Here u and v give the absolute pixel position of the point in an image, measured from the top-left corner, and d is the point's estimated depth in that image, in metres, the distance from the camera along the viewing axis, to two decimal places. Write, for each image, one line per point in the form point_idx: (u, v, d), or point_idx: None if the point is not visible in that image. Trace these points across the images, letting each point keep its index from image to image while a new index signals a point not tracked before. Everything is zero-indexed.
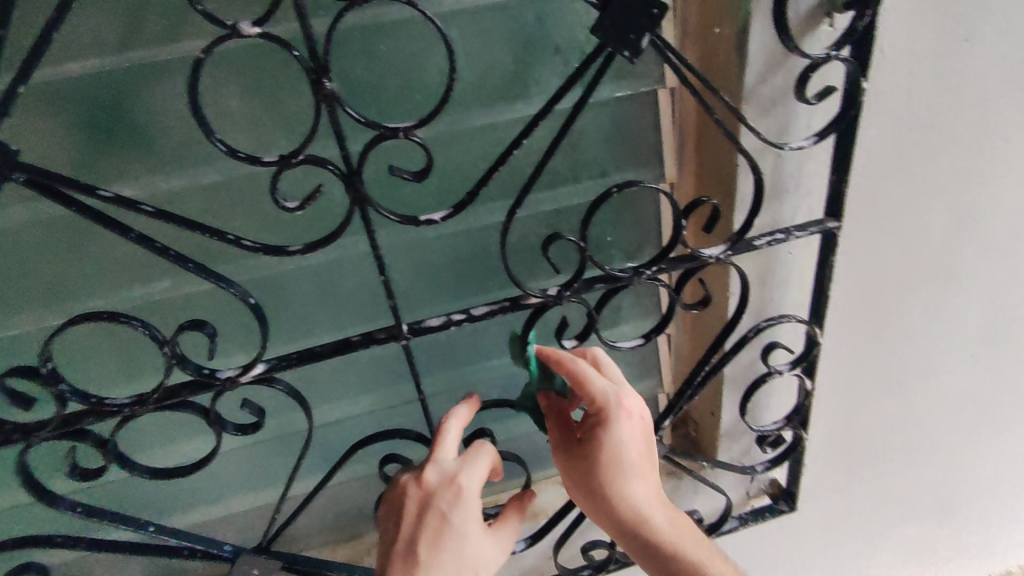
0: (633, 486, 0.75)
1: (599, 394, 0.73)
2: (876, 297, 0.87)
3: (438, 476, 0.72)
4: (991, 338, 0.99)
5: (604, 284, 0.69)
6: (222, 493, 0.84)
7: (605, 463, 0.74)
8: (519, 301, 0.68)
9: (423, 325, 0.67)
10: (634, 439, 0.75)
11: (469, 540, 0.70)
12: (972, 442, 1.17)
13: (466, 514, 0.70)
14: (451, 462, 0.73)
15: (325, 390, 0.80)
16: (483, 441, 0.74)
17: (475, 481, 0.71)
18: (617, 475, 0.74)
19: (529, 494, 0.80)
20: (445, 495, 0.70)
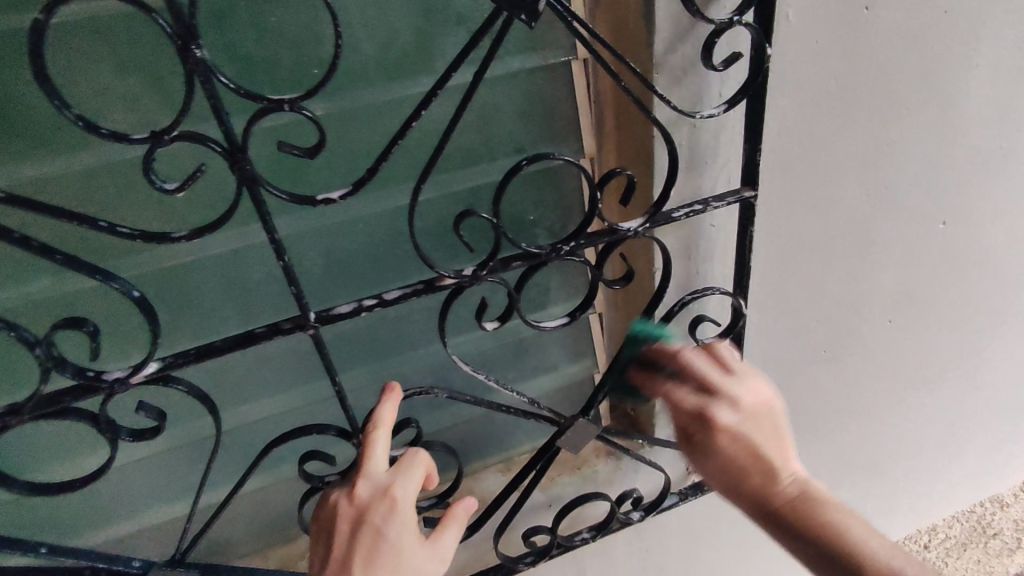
0: (750, 475, 0.73)
1: (687, 406, 0.76)
2: (797, 267, 0.89)
3: (369, 490, 0.68)
4: (905, 303, 1.04)
5: (522, 262, 0.68)
6: (130, 507, 0.78)
7: (716, 460, 0.75)
8: (434, 283, 0.65)
9: (332, 312, 0.64)
10: (734, 437, 0.74)
11: (408, 552, 0.66)
12: (896, 404, 1.23)
13: (402, 525, 0.67)
14: (383, 474, 0.70)
15: (238, 390, 0.75)
16: (416, 448, 0.72)
17: (410, 491, 0.68)
18: (731, 468, 0.74)
19: (471, 500, 0.76)
20: (378, 508, 0.67)
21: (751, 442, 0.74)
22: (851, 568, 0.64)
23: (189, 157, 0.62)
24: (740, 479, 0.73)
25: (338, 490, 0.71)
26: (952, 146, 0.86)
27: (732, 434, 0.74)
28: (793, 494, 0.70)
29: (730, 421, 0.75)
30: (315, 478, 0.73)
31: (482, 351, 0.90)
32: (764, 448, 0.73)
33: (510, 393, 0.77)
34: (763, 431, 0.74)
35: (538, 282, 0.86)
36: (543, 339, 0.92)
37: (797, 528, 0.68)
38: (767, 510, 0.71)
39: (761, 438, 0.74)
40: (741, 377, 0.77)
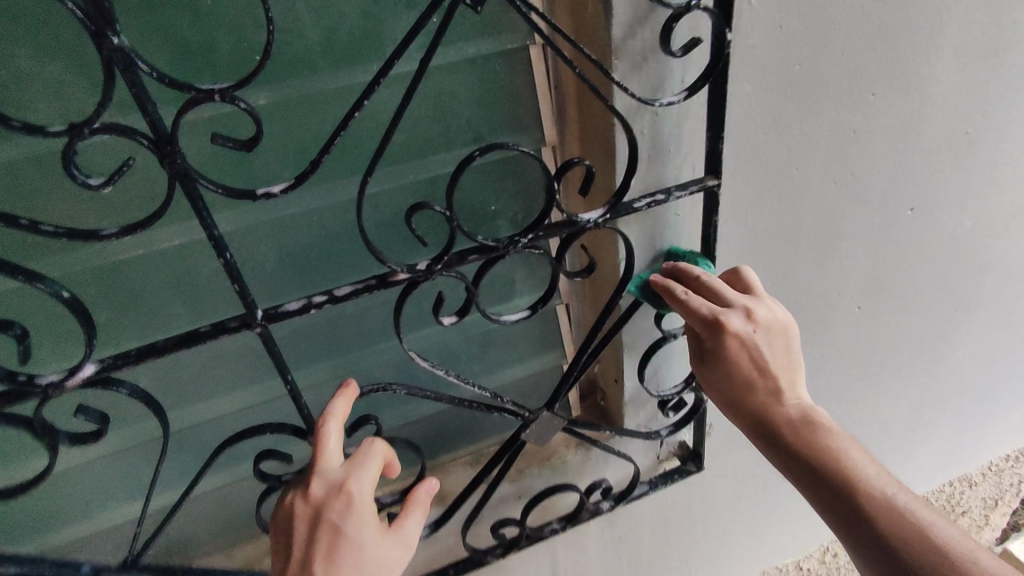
0: (755, 390, 0.75)
1: (702, 318, 0.70)
2: (765, 256, 0.88)
3: (324, 487, 0.66)
4: (874, 290, 1.04)
5: (478, 256, 0.66)
6: (82, 510, 0.76)
7: (727, 379, 0.75)
8: (387, 279, 0.64)
9: (279, 309, 0.61)
10: (747, 356, 0.73)
11: (368, 547, 0.64)
12: (867, 390, 1.24)
13: (361, 521, 0.64)
14: (337, 470, 0.67)
15: (190, 388, 0.73)
16: (371, 439, 0.69)
17: (367, 484, 0.66)
18: (736, 390, 0.76)
19: (432, 482, 0.74)
20: (335, 505, 0.64)
21: (764, 360, 0.73)
22: (837, 487, 0.69)
23: (115, 151, 0.60)
24: (748, 396, 0.75)
25: (293, 488, 0.68)
26: (919, 133, 0.86)
27: (745, 353, 0.73)
28: (795, 415, 0.75)
29: (742, 331, 0.72)
30: (272, 477, 0.71)
31: (446, 344, 0.89)
32: (772, 368, 0.74)
33: (471, 388, 0.75)
34: (772, 348, 0.74)
35: (502, 273, 0.85)
36: (509, 331, 0.91)
37: (795, 451, 0.73)
38: (766, 426, 0.75)
39: (772, 357, 0.74)
40: (760, 297, 0.75)
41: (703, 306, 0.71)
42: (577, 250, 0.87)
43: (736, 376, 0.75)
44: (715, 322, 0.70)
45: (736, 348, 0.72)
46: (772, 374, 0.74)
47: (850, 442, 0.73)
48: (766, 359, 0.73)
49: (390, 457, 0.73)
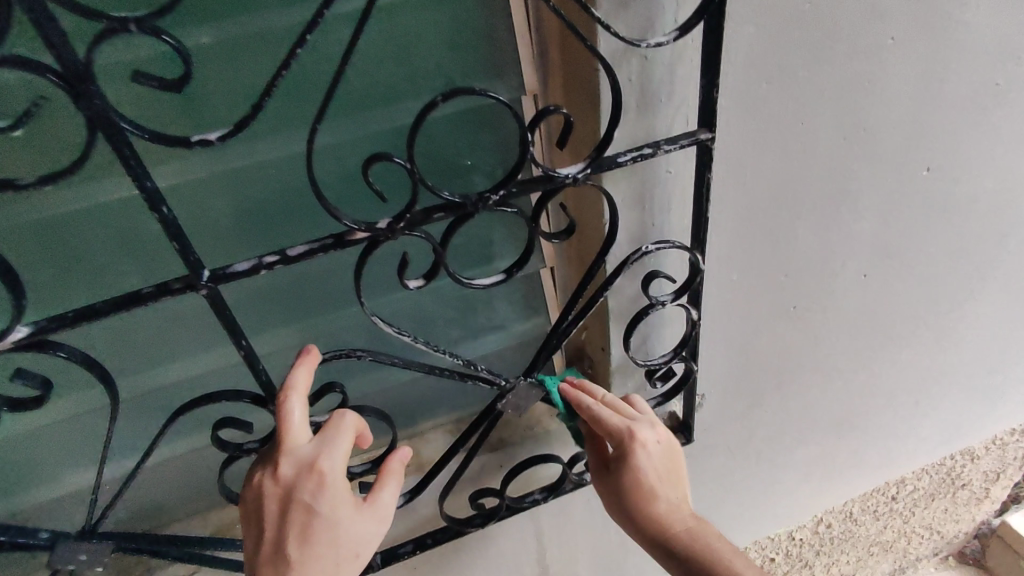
0: (655, 504, 0.77)
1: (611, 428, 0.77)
2: (764, 219, 0.83)
3: (295, 467, 0.63)
4: (882, 256, 0.98)
5: (445, 213, 0.61)
6: (50, 468, 0.75)
7: (626, 489, 0.78)
8: (345, 238, 0.59)
9: (227, 270, 0.57)
10: (647, 465, 0.77)
11: (343, 524, 0.62)
12: (869, 361, 1.19)
13: (334, 500, 0.62)
14: (307, 447, 0.64)
15: (149, 350, 0.70)
16: (342, 412, 0.66)
17: (338, 461, 0.63)
18: (636, 505, 0.78)
19: (407, 450, 0.70)
20: (306, 485, 0.62)
21: (659, 472, 0.78)
22: None
23: (24, 90, 0.55)
24: (645, 510, 0.77)
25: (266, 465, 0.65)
26: (939, 83, 0.78)
27: (648, 462, 0.77)
28: (684, 530, 0.77)
29: (646, 441, 0.77)
30: (231, 445, 0.68)
31: (423, 308, 0.85)
32: (668, 483, 0.78)
33: (444, 355, 0.71)
34: (665, 463, 0.78)
35: (481, 233, 0.80)
36: (489, 295, 0.87)
37: (687, 559, 0.75)
38: (664, 541, 0.77)
39: (668, 471, 0.79)
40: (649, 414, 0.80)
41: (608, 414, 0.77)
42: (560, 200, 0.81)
43: (638, 488, 0.77)
44: (624, 430, 0.76)
45: (639, 456, 0.77)
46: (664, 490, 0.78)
47: (735, 552, 0.75)
48: (661, 470, 0.78)
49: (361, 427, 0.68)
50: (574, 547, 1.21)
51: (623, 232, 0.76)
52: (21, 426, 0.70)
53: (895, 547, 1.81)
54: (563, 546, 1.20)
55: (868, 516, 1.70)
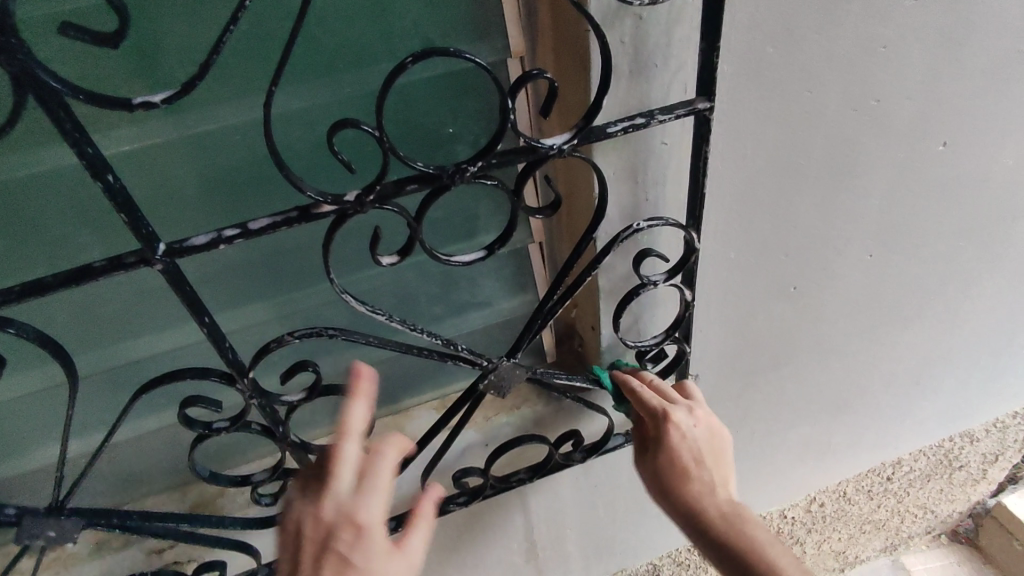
0: (692, 482, 0.80)
1: (650, 407, 0.80)
2: (765, 195, 0.78)
3: (331, 513, 0.61)
4: (888, 236, 0.94)
5: (419, 185, 0.57)
6: (26, 440, 0.75)
7: (664, 470, 0.81)
8: (311, 211, 0.55)
9: (184, 244, 0.53)
10: (685, 448, 0.80)
11: (376, 574, 0.60)
12: (870, 343, 1.16)
13: (369, 552, 0.60)
14: (345, 493, 0.62)
15: (118, 325, 0.68)
16: (382, 453, 0.65)
17: (377, 511, 0.62)
18: (675, 488, 0.81)
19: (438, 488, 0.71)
20: (342, 535, 0.60)
21: (700, 453, 0.81)
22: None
23: None
24: (684, 492, 0.80)
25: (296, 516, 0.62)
26: (957, 52, 0.73)
27: (686, 445, 0.81)
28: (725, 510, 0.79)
29: (683, 423, 0.80)
30: (199, 424, 0.66)
31: (406, 284, 0.82)
32: (706, 468, 0.81)
33: (422, 334, 0.68)
34: (707, 447, 0.81)
35: (465, 206, 0.76)
36: (475, 271, 0.84)
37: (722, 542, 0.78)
38: (701, 520, 0.79)
39: (705, 457, 0.81)
40: (701, 402, 0.84)
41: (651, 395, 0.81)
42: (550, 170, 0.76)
43: (676, 467, 0.81)
44: (659, 410, 0.80)
45: (678, 438, 0.80)
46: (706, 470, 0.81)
47: (772, 541, 0.77)
48: (702, 452, 0.81)
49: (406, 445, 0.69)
50: (563, 524, 1.20)
51: (614, 208, 0.72)
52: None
53: (888, 525, 1.81)
54: (551, 522, 1.19)
55: (862, 496, 1.70)
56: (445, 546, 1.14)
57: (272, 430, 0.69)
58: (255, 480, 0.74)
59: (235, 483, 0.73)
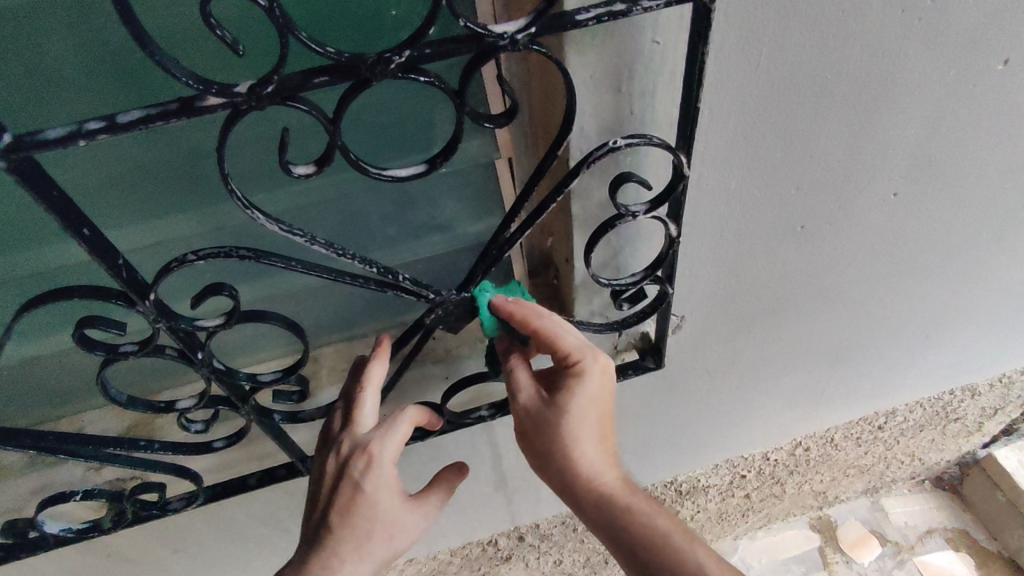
0: (580, 440, 0.71)
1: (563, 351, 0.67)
2: (777, 114, 0.68)
3: (350, 445, 0.71)
4: (915, 170, 0.82)
5: (330, 79, 0.45)
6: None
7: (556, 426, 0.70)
8: (193, 104, 0.44)
9: (36, 137, 0.43)
10: (588, 407, 0.70)
11: (383, 507, 0.69)
12: (881, 291, 1.06)
13: (379, 483, 0.69)
14: (366, 432, 0.71)
15: (15, 229, 0.60)
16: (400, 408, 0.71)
17: (390, 448, 0.69)
18: (568, 458, 0.71)
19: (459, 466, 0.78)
20: (356, 463, 0.69)
21: (600, 408, 0.71)
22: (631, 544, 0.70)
23: None
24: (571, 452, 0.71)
25: (329, 433, 0.74)
26: None
27: (586, 408, 0.70)
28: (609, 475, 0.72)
29: (595, 373, 0.69)
30: (102, 347, 0.58)
31: (353, 200, 0.71)
32: (598, 435, 0.72)
33: (354, 260, 0.59)
34: (606, 401, 0.71)
35: (413, 109, 0.64)
36: (434, 190, 0.73)
37: (601, 508, 0.71)
38: (579, 482, 0.71)
39: (602, 420, 0.72)
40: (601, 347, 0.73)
41: (571, 338, 0.67)
42: (524, 64, 0.62)
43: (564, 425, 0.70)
44: (574, 352, 0.68)
45: (588, 393, 0.69)
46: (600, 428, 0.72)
47: (654, 504, 0.73)
48: (598, 408, 0.71)
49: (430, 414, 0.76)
50: None
51: (591, 122, 0.61)
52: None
53: (872, 470, 1.79)
54: (520, 454, 1.16)
55: (849, 442, 1.65)
56: (410, 472, 1.12)
57: (190, 356, 0.62)
58: (180, 407, 0.68)
59: (157, 409, 0.67)
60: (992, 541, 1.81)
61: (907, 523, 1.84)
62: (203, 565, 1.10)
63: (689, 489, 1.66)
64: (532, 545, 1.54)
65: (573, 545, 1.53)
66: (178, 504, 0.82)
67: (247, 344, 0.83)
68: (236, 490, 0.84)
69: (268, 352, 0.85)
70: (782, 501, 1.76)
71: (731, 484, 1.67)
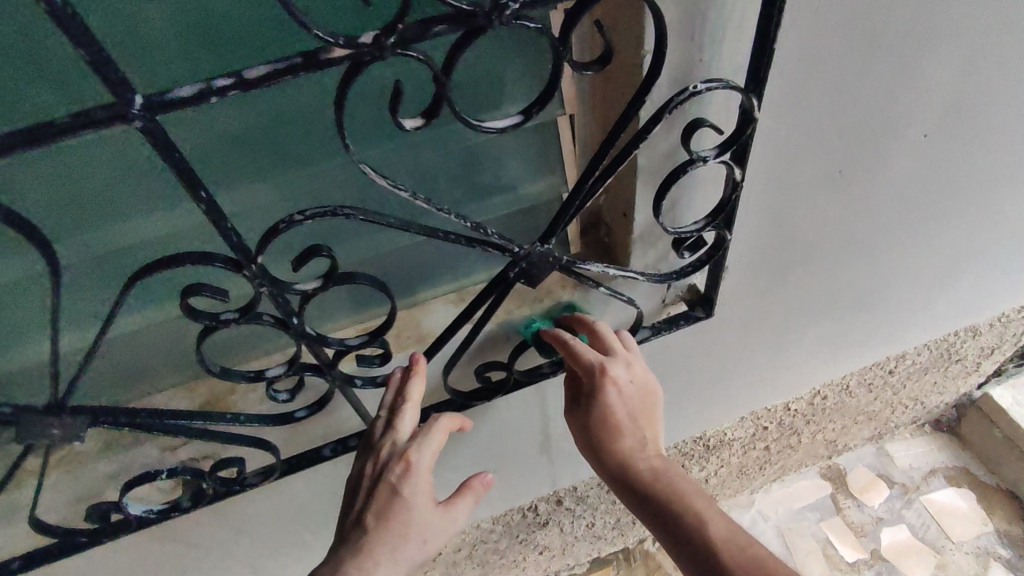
0: (616, 437, 0.87)
1: (588, 362, 0.83)
2: (831, 58, 0.71)
3: (389, 452, 0.78)
4: (947, 112, 0.87)
5: (449, 27, 0.46)
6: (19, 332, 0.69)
7: (597, 430, 0.88)
8: (318, 56, 0.44)
9: (166, 97, 0.43)
10: (615, 410, 0.86)
11: (415, 510, 0.76)
12: (905, 235, 1.11)
13: (415, 487, 0.76)
14: (403, 440, 0.79)
15: (101, 205, 0.60)
16: (437, 417, 0.80)
17: (426, 457, 0.78)
18: (609, 449, 0.87)
19: (486, 475, 0.82)
20: (394, 470, 0.77)
21: (632, 409, 0.86)
22: (666, 516, 0.83)
23: None
24: (608, 444, 0.87)
25: (368, 440, 0.82)
26: None
27: (614, 411, 0.86)
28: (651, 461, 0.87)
29: (621, 380, 0.84)
30: (204, 316, 0.59)
31: (424, 163, 0.72)
32: (633, 432, 0.87)
33: (446, 214, 0.61)
34: (635, 405, 0.86)
35: (490, 65, 0.66)
36: (500, 150, 0.75)
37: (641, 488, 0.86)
38: (620, 468, 0.87)
39: (633, 419, 0.87)
40: (624, 355, 0.85)
41: (587, 352, 0.83)
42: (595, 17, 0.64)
43: (605, 423, 0.87)
44: (596, 364, 0.83)
45: (609, 400, 0.85)
46: (634, 423, 0.87)
47: (690, 489, 0.85)
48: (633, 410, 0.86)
49: (461, 422, 0.84)
50: None
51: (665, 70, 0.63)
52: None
53: (879, 416, 1.87)
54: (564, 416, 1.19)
55: (863, 389, 1.70)
56: (460, 439, 1.14)
57: (286, 322, 0.64)
58: (270, 374, 0.69)
59: (249, 378, 0.69)
60: (989, 475, 1.93)
61: (911, 465, 1.94)
62: (261, 545, 1.11)
63: (715, 444, 1.67)
64: (567, 507, 1.59)
65: (606, 506, 1.62)
66: (256, 479, 0.84)
67: (331, 309, 0.84)
68: (310, 461, 0.86)
69: (350, 314, 0.86)
70: (796, 452, 1.83)
71: (753, 437, 1.69)
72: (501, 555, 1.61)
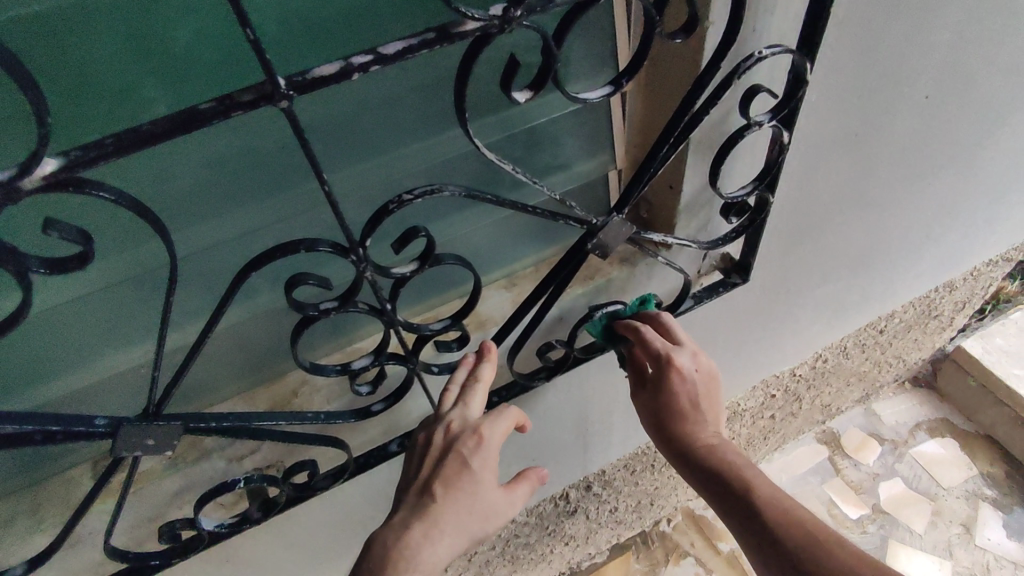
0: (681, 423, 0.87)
1: (655, 349, 0.84)
2: (857, 25, 0.77)
3: (460, 423, 0.77)
4: (946, 73, 0.94)
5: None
6: (92, 346, 0.66)
7: (663, 415, 0.88)
8: (450, 30, 0.46)
9: (308, 76, 0.44)
10: (679, 395, 0.87)
11: (482, 485, 0.74)
12: (902, 194, 1.18)
13: (484, 462, 0.75)
14: (473, 415, 0.78)
15: (188, 206, 0.59)
16: (507, 404, 0.79)
17: (497, 435, 0.76)
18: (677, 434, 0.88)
19: (541, 469, 0.83)
20: (466, 442, 0.75)
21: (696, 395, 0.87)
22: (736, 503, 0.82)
23: None
24: (676, 429, 0.88)
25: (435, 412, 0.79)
26: None
27: (677, 395, 0.87)
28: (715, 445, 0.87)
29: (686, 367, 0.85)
30: (309, 307, 0.59)
31: (487, 147, 0.74)
32: (696, 417, 0.88)
33: (538, 187, 0.64)
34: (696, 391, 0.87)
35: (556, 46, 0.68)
36: (556, 131, 0.77)
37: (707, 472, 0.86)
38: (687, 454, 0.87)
39: (696, 404, 0.87)
40: (687, 345, 0.86)
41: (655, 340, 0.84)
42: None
43: (671, 409, 0.88)
44: (662, 352, 0.84)
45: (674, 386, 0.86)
46: (698, 410, 0.88)
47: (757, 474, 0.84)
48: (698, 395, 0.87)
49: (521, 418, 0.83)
50: (609, 397, 1.23)
51: None
52: (51, 299, 0.60)
53: (868, 376, 1.96)
54: (598, 396, 1.22)
55: (857, 350, 1.80)
56: None
57: (380, 308, 0.64)
58: (357, 366, 0.69)
59: (339, 371, 0.69)
60: (967, 423, 2.07)
61: (898, 421, 2.06)
62: (312, 557, 1.09)
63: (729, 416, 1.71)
64: (594, 492, 1.60)
65: (628, 488, 1.65)
66: (325, 482, 0.82)
67: (410, 296, 0.85)
68: (380, 458, 0.86)
69: (431, 300, 0.88)
70: (796, 419, 1.91)
71: (762, 406, 1.76)
72: (531, 549, 1.62)
